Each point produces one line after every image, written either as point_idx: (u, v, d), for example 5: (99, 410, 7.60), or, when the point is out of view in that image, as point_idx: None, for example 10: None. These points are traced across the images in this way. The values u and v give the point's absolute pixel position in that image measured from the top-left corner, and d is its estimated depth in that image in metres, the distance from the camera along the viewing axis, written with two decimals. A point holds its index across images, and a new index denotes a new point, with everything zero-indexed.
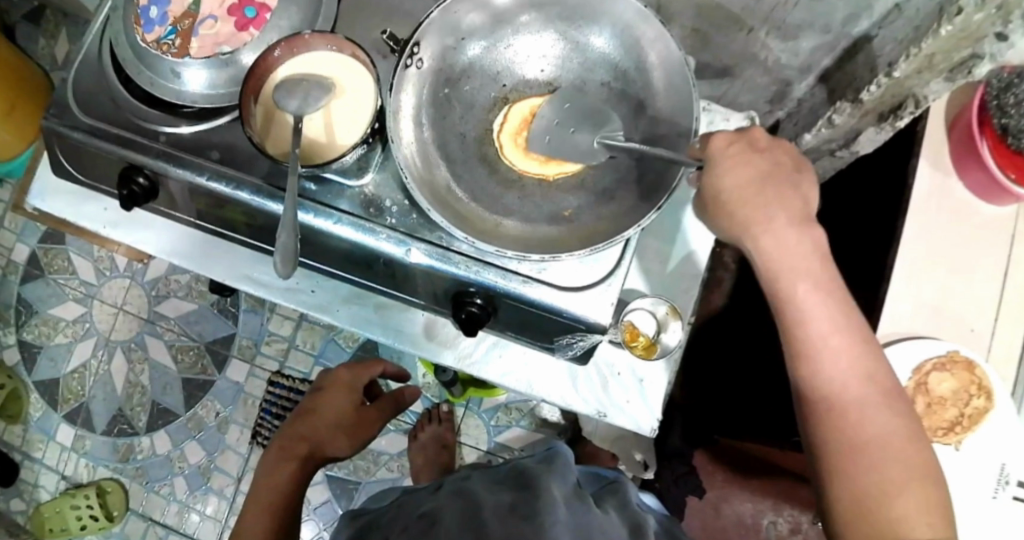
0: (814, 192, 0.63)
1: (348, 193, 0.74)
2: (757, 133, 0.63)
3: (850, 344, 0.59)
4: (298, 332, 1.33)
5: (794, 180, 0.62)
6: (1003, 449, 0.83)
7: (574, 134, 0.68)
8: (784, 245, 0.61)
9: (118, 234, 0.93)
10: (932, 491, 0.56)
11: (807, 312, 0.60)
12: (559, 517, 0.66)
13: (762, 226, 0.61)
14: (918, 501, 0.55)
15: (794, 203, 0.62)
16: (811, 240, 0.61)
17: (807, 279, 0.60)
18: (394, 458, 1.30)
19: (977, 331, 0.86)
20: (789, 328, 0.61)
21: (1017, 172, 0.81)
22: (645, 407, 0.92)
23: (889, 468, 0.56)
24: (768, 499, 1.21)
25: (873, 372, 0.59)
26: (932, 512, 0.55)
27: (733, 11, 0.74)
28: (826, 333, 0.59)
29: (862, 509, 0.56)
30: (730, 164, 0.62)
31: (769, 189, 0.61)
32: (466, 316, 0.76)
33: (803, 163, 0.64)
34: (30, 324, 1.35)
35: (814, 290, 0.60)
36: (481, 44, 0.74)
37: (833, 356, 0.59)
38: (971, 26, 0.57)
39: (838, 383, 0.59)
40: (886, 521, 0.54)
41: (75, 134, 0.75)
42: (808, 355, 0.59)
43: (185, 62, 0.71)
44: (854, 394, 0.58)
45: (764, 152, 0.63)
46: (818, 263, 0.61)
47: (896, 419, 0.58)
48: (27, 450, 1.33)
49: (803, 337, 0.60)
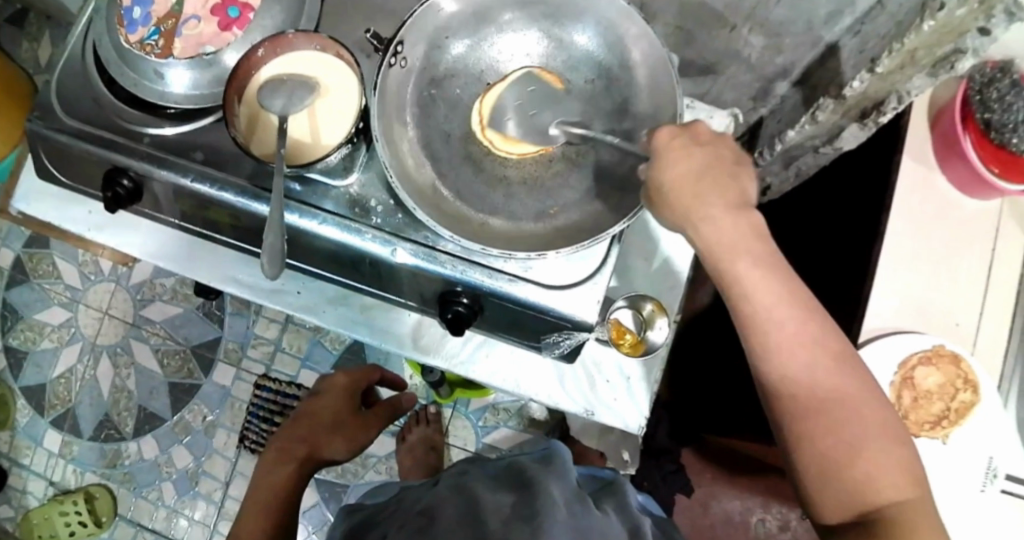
0: (751, 182, 0.63)
1: (333, 193, 0.74)
2: (699, 128, 0.64)
3: (796, 313, 0.59)
4: (284, 334, 1.32)
5: (733, 169, 0.62)
6: (992, 443, 0.84)
7: (534, 115, 0.71)
8: (722, 227, 0.61)
9: (103, 237, 0.93)
10: (895, 450, 0.57)
11: (749, 290, 0.60)
12: (554, 515, 0.66)
13: (699, 213, 0.61)
14: (881, 463, 0.56)
15: (728, 186, 0.62)
16: (747, 222, 0.61)
17: (746, 257, 0.60)
18: (382, 461, 1.29)
19: (961, 325, 0.86)
20: (736, 305, 0.60)
21: (1000, 166, 0.82)
22: (633, 405, 0.92)
23: (851, 432, 0.57)
24: (757, 496, 1.25)
25: (822, 337, 0.59)
26: (899, 475, 0.56)
27: (715, 7, 0.74)
28: (772, 308, 0.59)
29: (829, 479, 0.57)
30: (671, 156, 0.62)
31: (706, 181, 0.61)
32: (452, 316, 0.76)
33: (742, 155, 0.64)
34: (15, 330, 1.34)
35: (752, 264, 0.60)
36: (465, 43, 0.74)
37: (780, 332, 0.59)
38: (953, 21, 0.57)
39: (788, 354, 0.59)
40: (850, 483, 0.56)
41: (59, 136, 0.75)
42: (754, 329, 0.60)
43: (167, 62, 0.71)
44: (804, 364, 0.58)
45: (704, 145, 0.62)
46: (756, 241, 0.61)
47: (850, 384, 0.58)
48: (14, 456, 1.32)
49: (750, 313, 0.60)
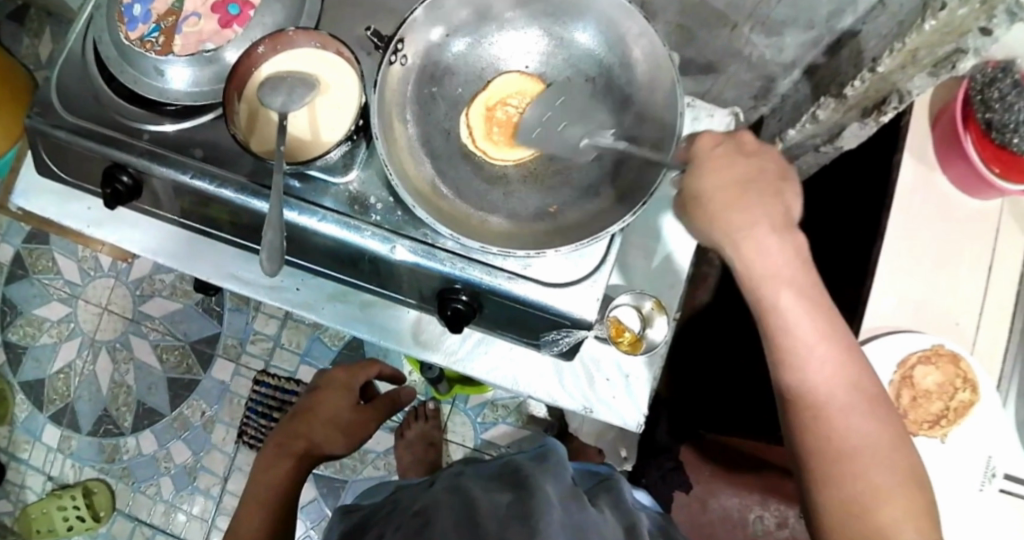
0: (796, 199, 0.63)
1: (332, 190, 0.73)
2: (745, 136, 0.64)
3: (836, 352, 0.60)
4: (283, 330, 1.32)
5: (777, 184, 0.62)
6: (990, 442, 0.84)
7: (563, 130, 0.71)
8: (765, 249, 0.61)
9: (102, 233, 0.92)
10: (919, 494, 0.58)
11: (791, 321, 0.60)
12: (551, 515, 0.65)
13: (743, 229, 0.61)
14: (906, 507, 0.57)
15: (775, 207, 0.61)
16: (792, 245, 0.61)
17: (790, 286, 0.61)
18: (381, 457, 1.29)
19: (960, 324, 0.86)
20: (774, 335, 0.61)
21: (1001, 166, 0.81)
22: (632, 403, 0.92)
23: (876, 475, 0.57)
24: (755, 494, 1.24)
25: (858, 381, 0.60)
26: (922, 519, 0.57)
27: (716, 6, 0.74)
28: (814, 344, 0.60)
29: (852, 518, 0.57)
30: (715, 164, 0.62)
31: (752, 191, 0.61)
32: (451, 313, 0.76)
33: (787, 169, 0.64)
34: (15, 325, 1.34)
35: (796, 299, 0.60)
36: (466, 41, 0.74)
37: (819, 368, 0.60)
38: (954, 21, 0.57)
39: (825, 391, 0.60)
40: (872, 524, 0.56)
41: (59, 132, 0.75)
42: (793, 362, 0.60)
43: (168, 59, 0.71)
44: (839, 400, 0.59)
45: (750, 156, 0.63)
46: (800, 271, 0.61)
47: (878, 427, 0.59)
48: (13, 451, 1.32)
49: (789, 345, 0.60)
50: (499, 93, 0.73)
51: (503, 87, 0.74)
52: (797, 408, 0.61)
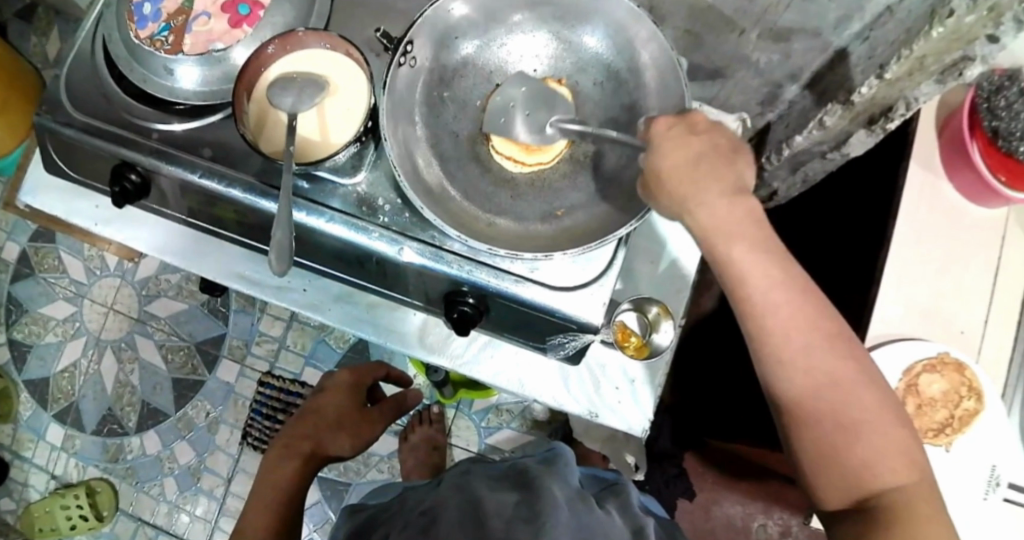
0: (749, 167, 0.61)
1: (340, 191, 0.74)
2: (696, 116, 0.62)
3: (793, 299, 0.58)
4: (288, 332, 1.33)
5: (729, 156, 0.61)
6: (995, 451, 0.84)
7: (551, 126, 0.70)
8: (715, 212, 0.59)
9: (110, 231, 0.93)
10: (895, 432, 0.57)
11: (744, 277, 0.58)
12: (560, 517, 0.66)
13: (695, 202, 0.59)
14: (881, 448, 0.56)
15: (727, 175, 0.60)
16: (742, 205, 0.59)
17: (740, 241, 0.59)
18: (384, 460, 1.29)
19: (966, 333, 0.86)
20: (734, 292, 0.59)
21: (1008, 174, 0.81)
22: (637, 408, 0.92)
23: (849, 419, 0.57)
24: (758, 502, 1.26)
25: (820, 323, 0.58)
26: (897, 462, 0.56)
27: (724, 12, 0.74)
28: (768, 295, 0.58)
29: (830, 466, 0.57)
30: (669, 145, 0.60)
31: (703, 167, 0.59)
32: (458, 315, 0.76)
33: (739, 141, 0.62)
34: (20, 323, 1.34)
35: (748, 249, 0.59)
36: (474, 43, 0.74)
37: (776, 318, 0.58)
38: (962, 28, 0.57)
39: (783, 339, 0.57)
40: (851, 472, 0.56)
41: (68, 130, 0.75)
42: (752, 315, 0.58)
43: (178, 58, 0.71)
44: (801, 349, 0.57)
45: (701, 135, 0.61)
46: (750, 224, 0.59)
47: (847, 370, 0.57)
48: (17, 449, 1.33)
49: (746, 300, 0.59)
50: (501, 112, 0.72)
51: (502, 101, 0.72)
52: (761, 359, 0.59)
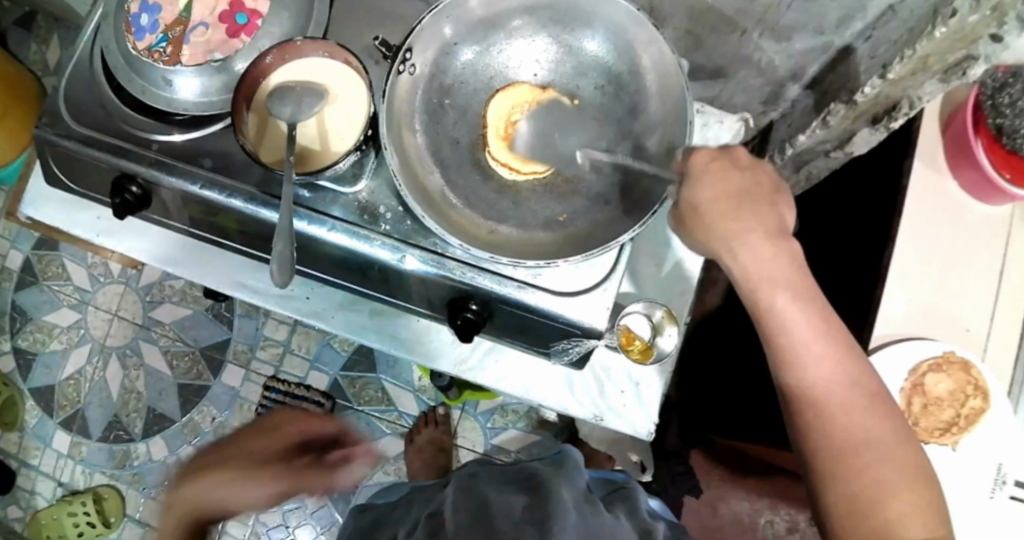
0: (789, 210, 0.65)
1: (342, 199, 0.73)
2: (739, 152, 0.66)
3: (833, 351, 0.60)
4: (293, 336, 1.33)
5: (770, 197, 0.64)
6: (1002, 449, 0.84)
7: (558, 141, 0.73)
8: (758, 256, 0.62)
9: (111, 242, 0.93)
10: (928, 494, 0.57)
11: (787, 323, 0.61)
12: (569, 521, 0.65)
13: (737, 240, 0.62)
14: (911, 504, 0.56)
15: (769, 218, 0.63)
16: (786, 252, 0.62)
17: (785, 290, 0.61)
18: (390, 462, 1.29)
19: (972, 331, 0.86)
20: (774, 338, 0.61)
21: (1013, 173, 0.81)
22: (642, 411, 0.92)
23: (880, 472, 0.57)
24: (764, 498, 1.26)
25: (858, 376, 0.60)
26: (928, 518, 0.56)
27: (725, 12, 0.74)
28: (810, 344, 0.60)
29: (857, 519, 0.57)
30: (710, 177, 0.64)
31: (745, 203, 0.63)
32: (461, 322, 0.75)
33: (779, 182, 0.66)
34: (25, 331, 1.35)
35: (792, 299, 0.61)
36: (474, 49, 0.73)
37: (816, 368, 0.60)
38: (966, 27, 0.56)
39: (821, 387, 0.60)
40: (880, 527, 0.56)
41: (67, 142, 0.75)
42: (791, 362, 0.61)
43: (177, 69, 0.71)
44: (838, 399, 0.59)
45: (745, 171, 0.64)
46: (793, 273, 0.62)
47: (881, 424, 0.59)
48: (24, 457, 1.33)
49: (786, 346, 0.61)
50: (501, 120, 0.73)
51: (500, 110, 0.73)
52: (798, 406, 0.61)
